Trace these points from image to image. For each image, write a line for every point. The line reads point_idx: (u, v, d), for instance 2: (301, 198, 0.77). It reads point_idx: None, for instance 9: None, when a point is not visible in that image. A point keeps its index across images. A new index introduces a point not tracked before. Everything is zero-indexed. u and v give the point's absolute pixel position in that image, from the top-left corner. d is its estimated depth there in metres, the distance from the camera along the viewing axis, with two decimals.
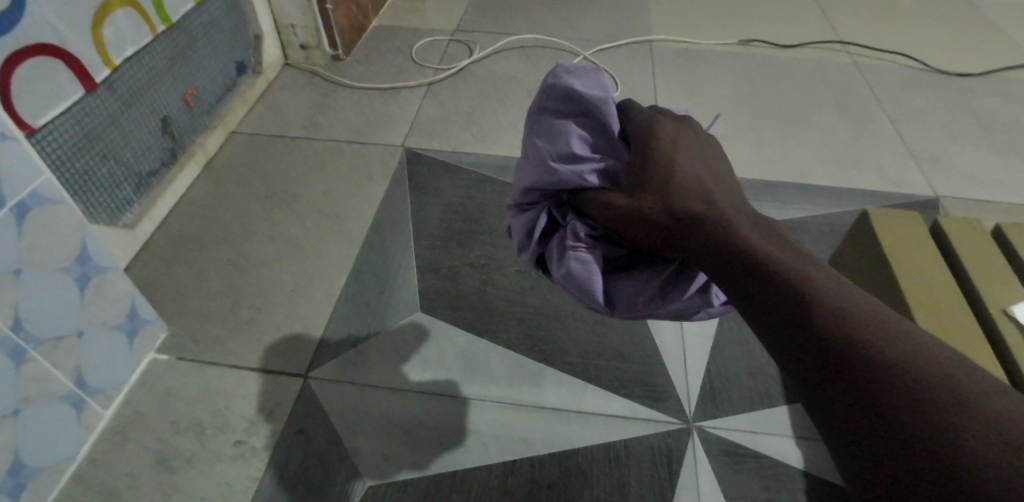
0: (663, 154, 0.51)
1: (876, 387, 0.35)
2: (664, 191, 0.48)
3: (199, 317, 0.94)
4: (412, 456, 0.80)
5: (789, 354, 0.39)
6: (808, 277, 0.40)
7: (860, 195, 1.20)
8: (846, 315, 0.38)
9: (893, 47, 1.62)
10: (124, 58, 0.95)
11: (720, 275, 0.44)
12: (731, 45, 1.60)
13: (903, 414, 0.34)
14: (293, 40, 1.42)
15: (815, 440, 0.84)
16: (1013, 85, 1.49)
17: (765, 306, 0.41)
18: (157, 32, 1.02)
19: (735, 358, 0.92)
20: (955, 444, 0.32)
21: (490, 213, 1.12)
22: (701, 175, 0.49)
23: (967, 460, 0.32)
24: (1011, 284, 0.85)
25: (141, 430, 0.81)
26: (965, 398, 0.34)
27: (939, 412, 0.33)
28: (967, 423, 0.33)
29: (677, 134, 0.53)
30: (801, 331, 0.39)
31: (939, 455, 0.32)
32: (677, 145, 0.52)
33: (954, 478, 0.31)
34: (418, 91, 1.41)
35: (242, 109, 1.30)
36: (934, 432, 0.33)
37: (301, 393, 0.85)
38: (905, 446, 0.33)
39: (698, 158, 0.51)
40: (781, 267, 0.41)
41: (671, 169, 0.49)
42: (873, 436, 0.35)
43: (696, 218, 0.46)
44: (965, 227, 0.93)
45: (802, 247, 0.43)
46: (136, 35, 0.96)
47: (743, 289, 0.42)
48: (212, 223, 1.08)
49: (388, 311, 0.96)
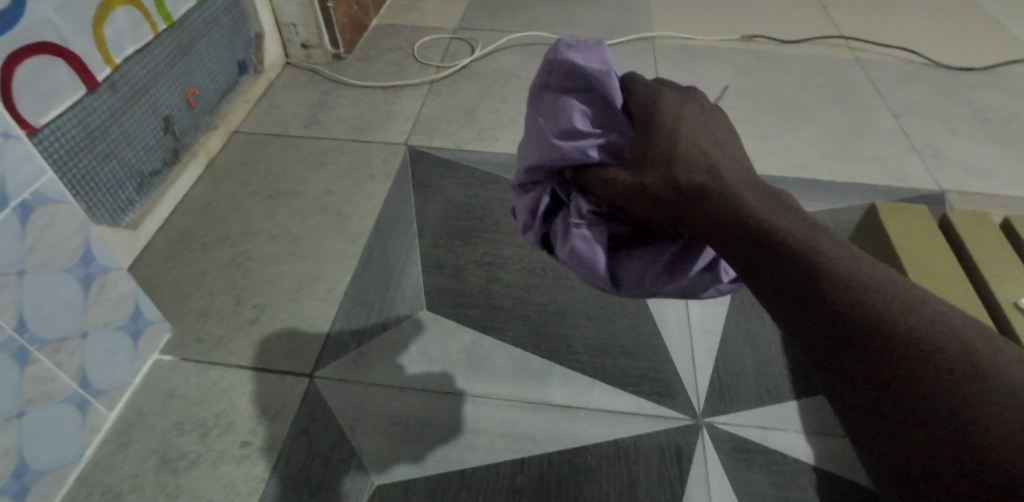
0: (664, 125, 0.49)
1: (894, 357, 0.34)
2: (666, 162, 0.46)
3: (203, 316, 0.94)
4: (418, 454, 0.80)
5: (799, 325, 0.38)
6: (818, 241, 0.38)
7: (864, 189, 1.20)
8: (861, 282, 0.36)
9: (894, 41, 1.61)
10: (125, 57, 0.94)
11: (725, 248, 0.43)
12: (733, 40, 1.60)
13: (923, 387, 0.33)
14: (294, 38, 1.42)
15: (824, 435, 0.84)
16: (1016, 78, 1.49)
17: (774, 277, 0.39)
18: (157, 30, 1.01)
19: (742, 353, 0.91)
20: (978, 415, 0.31)
21: (493, 209, 1.11)
22: (705, 146, 0.47)
23: (991, 432, 0.31)
24: (1021, 276, 0.85)
25: (145, 430, 0.81)
26: (991, 368, 0.32)
27: (956, 382, 0.32)
28: (991, 394, 0.32)
29: (680, 103, 0.51)
30: (811, 298, 0.37)
31: (959, 427, 0.31)
32: (679, 114, 0.50)
33: (975, 451, 0.31)
34: (420, 88, 1.41)
35: (243, 108, 1.30)
36: (954, 402, 0.32)
37: (306, 391, 0.85)
38: (924, 418, 0.32)
39: (700, 127, 0.49)
40: (792, 237, 0.39)
41: (673, 140, 0.47)
42: (885, 405, 0.34)
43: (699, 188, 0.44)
44: (974, 222, 0.93)
45: (813, 216, 0.41)
46: (137, 34, 0.96)
47: (751, 260, 0.40)
48: (214, 222, 1.08)
49: (393, 308, 0.95)
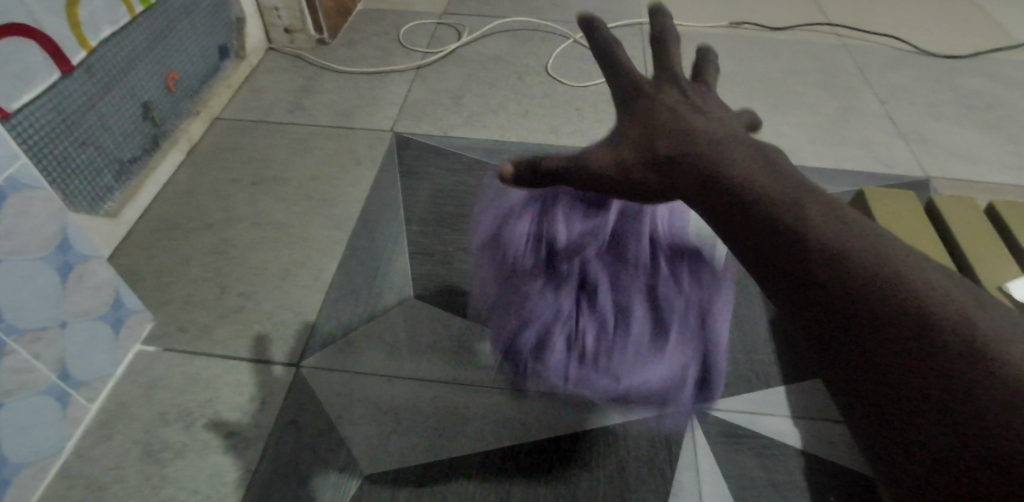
0: (645, 109, 0.54)
1: (881, 323, 0.34)
2: (649, 142, 0.52)
3: (186, 305, 0.92)
4: (408, 442, 0.80)
5: (794, 304, 0.38)
6: (809, 213, 0.39)
7: (850, 175, 1.20)
8: (846, 244, 0.37)
9: (879, 27, 1.62)
10: (100, 39, 0.92)
11: (724, 229, 0.43)
12: (721, 27, 1.60)
13: (917, 354, 0.33)
14: (276, 22, 1.39)
15: (811, 418, 0.85)
16: (1000, 65, 1.51)
17: (767, 255, 0.40)
18: (134, 12, 0.98)
19: (730, 339, 0.92)
20: (974, 380, 0.32)
21: (481, 196, 1.11)
22: (703, 133, 0.49)
23: (988, 397, 0.31)
24: (1003, 257, 0.86)
25: (129, 421, 0.80)
26: (982, 331, 0.33)
27: (953, 363, 0.32)
28: (985, 356, 0.32)
29: (662, 86, 0.56)
30: (796, 268, 0.38)
31: (955, 393, 0.32)
32: (658, 97, 0.55)
33: (976, 419, 0.31)
34: (406, 74, 1.39)
35: (224, 94, 1.27)
36: (949, 368, 0.32)
37: (293, 380, 0.85)
38: (922, 389, 0.33)
39: (681, 104, 0.54)
40: (781, 213, 0.39)
41: (651, 123, 0.53)
42: (882, 387, 0.35)
43: (684, 164, 0.48)
44: (957, 205, 0.95)
45: (811, 185, 0.42)
46: (111, 15, 0.93)
47: (748, 241, 0.41)
48: (196, 210, 1.06)
49: (380, 296, 0.95)
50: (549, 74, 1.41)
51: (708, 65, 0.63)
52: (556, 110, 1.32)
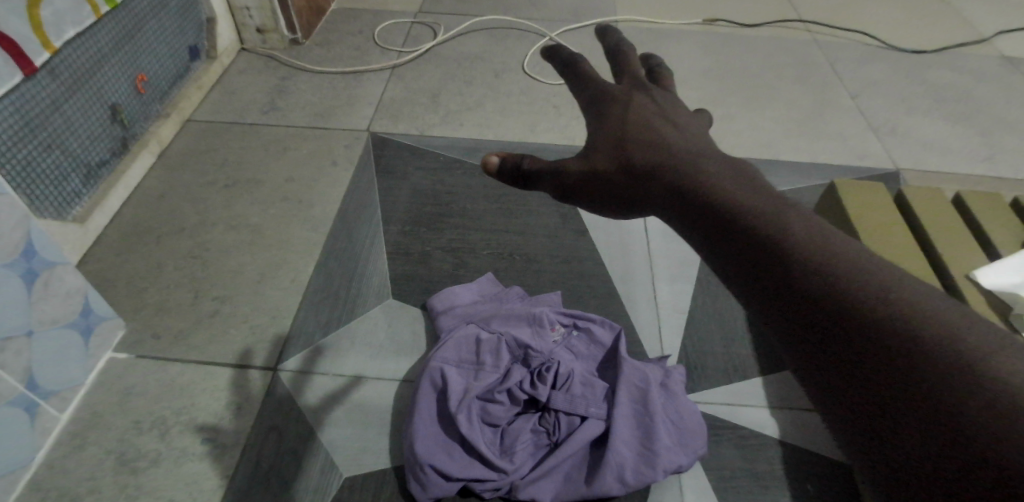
0: (615, 115, 0.53)
1: (867, 337, 0.34)
2: (621, 150, 0.51)
3: (159, 311, 0.90)
4: (390, 444, 0.79)
5: (769, 305, 0.38)
6: (787, 222, 0.39)
7: (823, 168, 1.22)
8: (828, 256, 0.37)
9: (849, 23, 1.65)
10: (65, 41, 0.89)
11: (701, 232, 0.43)
12: (695, 24, 1.61)
13: (904, 368, 0.32)
14: (248, 22, 1.37)
15: (789, 409, 0.86)
16: (965, 60, 1.54)
17: (743, 257, 0.40)
18: (100, 13, 0.96)
19: (710, 332, 0.93)
20: (964, 392, 0.30)
21: (458, 195, 1.11)
22: (679, 141, 0.50)
23: (979, 409, 0.29)
24: (969, 244, 0.89)
25: (102, 431, 0.78)
26: (979, 357, 0.31)
27: (938, 370, 0.31)
28: (980, 371, 0.31)
29: (630, 90, 0.56)
30: (777, 279, 0.38)
31: (944, 404, 0.30)
32: (628, 103, 0.54)
33: (967, 433, 0.29)
34: (382, 73, 1.38)
35: (195, 95, 1.25)
36: (937, 379, 0.31)
37: (270, 385, 0.83)
38: (912, 403, 0.31)
39: (653, 112, 0.53)
40: (756, 218, 0.40)
41: (620, 130, 0.52)
42: (860, 389, 0.33)
43: (658, 176, 0.48)
44: (926, 195, 0.97)
45: (785, 195, 0.42)
46: (76, 15, 0.90)
47: (723, 242, 0.41)
48: (169, 213, 1.04)
49: (359, 297, 0.94)
50: (525, 72, 1.41)
51: (664, 66, 0.61)
52: (533, 108, 1.32)
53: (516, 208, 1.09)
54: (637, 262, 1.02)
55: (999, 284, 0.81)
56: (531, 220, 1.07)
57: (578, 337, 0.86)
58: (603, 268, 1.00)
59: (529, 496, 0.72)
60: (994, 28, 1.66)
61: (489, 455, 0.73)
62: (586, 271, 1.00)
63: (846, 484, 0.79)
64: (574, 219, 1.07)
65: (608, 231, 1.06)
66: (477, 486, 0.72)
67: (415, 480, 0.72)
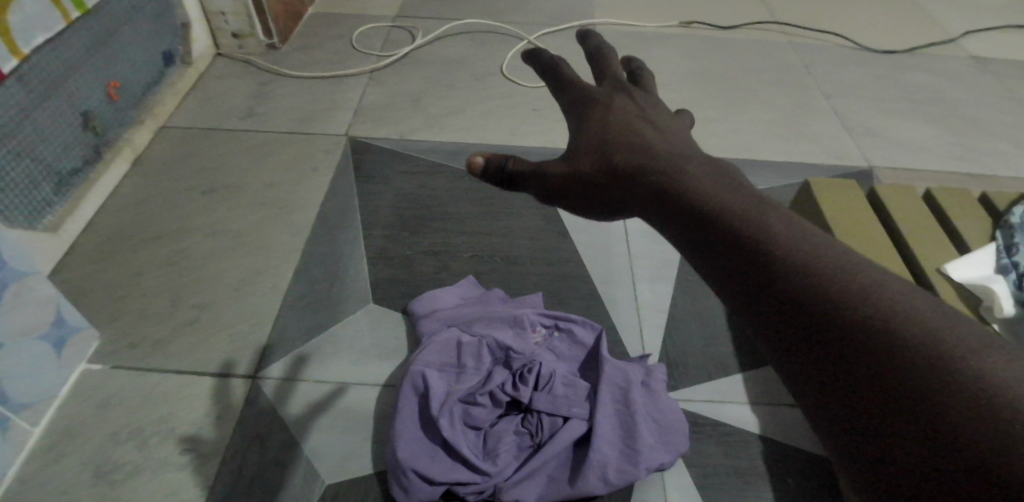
0: (598, 119, 0.54)
1: (847, 334, 0.34)
2: (603, 152, 0.52)
3: (136, 320, 0.89)
4: (373, 450, 0.78)
5: (751, 303, 0.38)
6: (769, 222, 0.40)
7: (800, 167, 1.24)
8: (809, 255, 0.38)
9: (822, 25, 1.68)
10: (34, 47, 0.88)
11: (684, 232, 0.44)
12: (673, 26, 1.63)
13: (883, 364, 0.33)
14: (224, 27, 1.36)
15: (769, 404, 0.87)
16: (935, 60, 1.58)
17: (725, 256, 0.40)
18: (71, 18, 0.95)
19: (691, 330, 0.94)
20: (943, 386, 0.31)
21: (440, 198, 1.10)
22: (661, 143, 0.51)
23: (958, 403, 0.30)
24: (940, 238, 0.91)
25: (77, 444, 0.76)
26: (957, 353, 0.32)
27: (917, 365, 0.32)
28: (958, 366, 0.31)
29: (612, 93, 0.57)
30: (757, 276, 0.38)
31: (922, 394, 0.31)
32: (610, 106, 0.55)
33: (945, 422, 0.30)
34: (361, 77, 1.38)
35: (171, 101, 1.23)
36: (913, 371, 0.32)
37: (251, 393, 0.82)
38: (892, 398, 0.32)
39: (635, 115, 0.54)
40: (738, 218, 0.41)
41: (603, 133, 0.53)
42: (840, 384, 0.34)
43: (641, 178, 0.48)
44: (898, 191, 0.99)
45: (767, 195, 0.43)
46: (46, 21, 0.90)
47: (706, 242, 0.42)
48: (145, 221, 1.02)
49: (340, 302, 0.93)
50: (505, 75, 1.42)
51: (646, 70, 0.62)
52: (514, 111, 1.33)
53: (497, 210, 1.09)
54: (619, 263, 1.03)
55: (967, 278, 0.83)
56: (513, 222, 1.07)
57: (559, 337, 0.86)
58: (585, 269, 1.01)
59: (513, 498, 0.71)
60: (962, 29, 1.71)
61: (472, 457, 0.72)
62: (569, 272, 1.00)
63: (827, 478, 0.80)
64: (556, 221, 1.08)
65: (590, 232, 1.07)
66: (460, 490, 0.72)
67: (398, 485, 0.72)
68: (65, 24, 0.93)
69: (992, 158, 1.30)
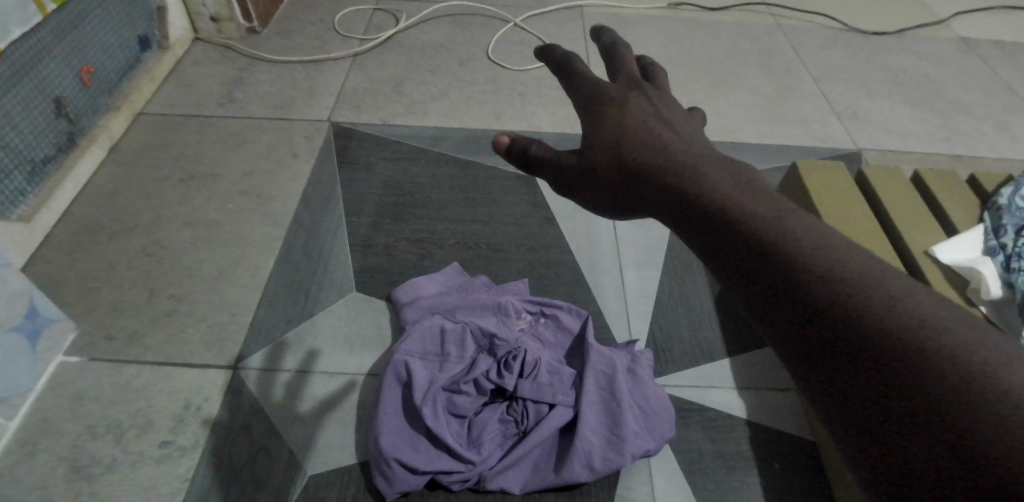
0: (609, 114, 0.53)
1: (857, 333, 0.34)
2: (615, 148, 0.51)
3: (113, 311, 0.88)
4: (356, 440, 0.78)
5: (764, 301, 0.38)
6: (787, 221, 0.39)
7: (785, 150, 1.24)
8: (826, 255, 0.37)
9: (810, 7, 1.67)
10: (10, 41, 0.86)
11: (698, 229, 0.43)
12: (659, 9, 1.62)
13: (891, 362, 0.32)
14: (202, 10, 1.34)
15: (755, 389, 0.87)
16: (922, 42, 1.58)
17: (740, 256, 0.39)
18: (47, 11, 0.94)
19: (677, 315, 0.94)
20: (953, 385, 0.31)
21: (423, 185, 1.09)
22: (673, 140, 0.50)
23: (972, 403, 0.30)
24: (927, 221, 0.91)
25: (54, 438, 0.75)
26: (971, 352, 0.31)
27: (929, 365, 0.31)
28: (971, 365, 0.31)
29: (626, 88, 0.56)
30: (762, 269, 0.38)
31: (924, 388, 0.31)
32: (625, 104, 0.54)
33: (946, 417, 0.30)
34: (343, 62, 1.36)
35: (148, 88, 1.21)
36: (914, 367, 0.32)
37: (231, 384, 0.82)
38: (901, 397, 0.32)
39: (651, 113, 0.53)
40: (752, 216, 0.40)
41: (617, 128, 0.52)
42: (850, 383, 0.33)
43: (654, 175, 0.47)
44: (884, 174, 0.99)
45: (781, 194, 0.43)
46: (22, 15, 0.88)
47: (720, 240, 0.41)
48: (121, 211, 1.01)
49: (323, 291, 0.93)
50: (490, 59, 1.40)
51: (658, 69, 0.61)
52: (498, 95, 1.31)
53: (481, 196, 1.08)
54: (603, 248, 1.02)
55: (954, 260, 0.83)
56: (497, 208, 1.06)
57: (544, 323, 0.86)
58: (569, 254, 1.00)
59: (497, 486, 0.73)
60: (950, 11, 1.70)
61: (457, 447, 0.72)
62: (553, 258, 0.99)
63: (811, 462, 0.81)
64: (540, 206, 1.07)
65: (574, 217, 1.06)
66: (445, 479, 0.72)
67: (381, 476, 0.71)
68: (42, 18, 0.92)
69: (976, 140, 1.31)
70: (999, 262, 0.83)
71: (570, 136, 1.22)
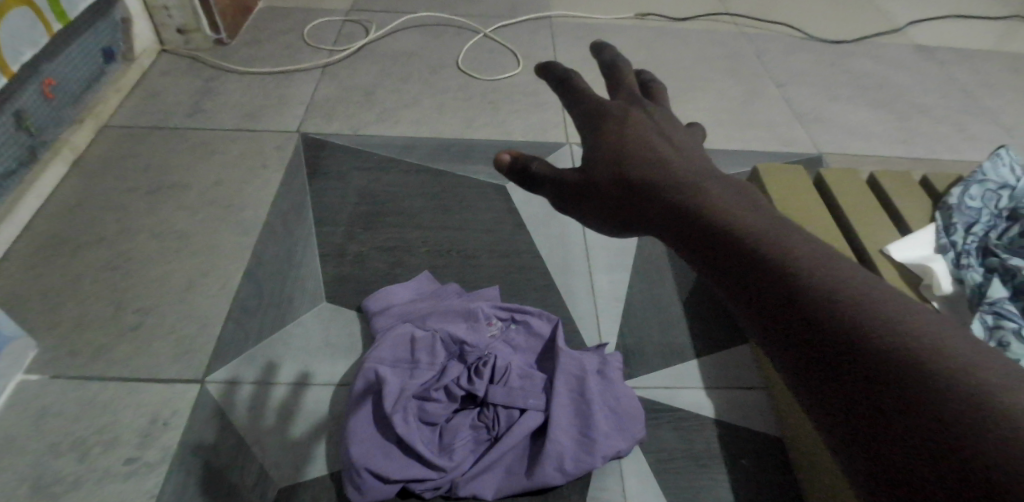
0: (611, 132, 0.53)
1: (846, 340, 0.34)
2: (616, 166, 0.51)
3: (76, 327, 0.86)
4: (325, 450, 0.78)
5: (759, 313, 0.38)
6: (786, 238, 0.40)
7: (752, 154, 1.27)
8: (825, 269, 0.37)
9: (773, 16, 1.72)
10: (21, 62, 0.97)
11: (699, 246, 0.43)
12: (628, 18, 1.64)
13: (879, 368, 0.32)
14: (168, 21, 1.32)
15: (724, 388, 0.89)
16: (880, 49, 1.63)
17: (737, 272, 0.39)
18: (52, 30, 1.04)
19: (647, 318, 0.95)
20: (938, 393, 0.31)
21: (394, 193, 1.09)
22: (672, 159, 0.50)
23: (959, 412, 0.30)
24: (882, 221, 0.94)
25: (12, 457, 0.73)
26: (960, 362, 0.32)
27: (918, 374, 0.32)
28: (957, 374, 0.31)
29: (627, 106, 0.55)
30: (739, 273, 0.39)
31: (903, 393, 0.31)
32: (625, 119, 0.54)
33: (930, 421, 0.30)
34: (313, 72, 1.35)
35: (112, 99, 1.19)
36: (894, 374, 0.32)
37: (198, 397, 0.80)
38: (887, 403, 0.32)
39: (652, 132, 0.53)
40: (755, 235, 0.40)
41: (620, 148, 0.51)
42: (841, 388, 0.33)
43: (653, 194, 0.47)
44: (842, 176, 1.02)
45: (778, 212, 0.43)
46: (32, 36, 0.98)
47: (719, 256, 0.41)
48: (84, 224, 0.98)
49: (292, 301, 0.92)
50: (461, 68, 1.41)
51: (659, 84, 0.61)
52: (469, 103, 1.32)
53: (453, 204, 1.08)
54: (575, 252, 1.03)
55: (908, 258, 0.86)
56: (469, 215, 1.07)
57: (516, 329, 0.86)
58: (541, 260, 1.01)
59: (469, 492, 0.72)
60: (906, 19, 1.76)
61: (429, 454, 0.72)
62: (525, 263, 1.00)
63: (778, 458, 0.83)
64: (512, 212, 1.07)
65: (546, 223, 1.07)
66: (417, 486, 0.71)
67: (352, 484, 0.71)
68: (48, 36, 1.02)
69: (934, 142, 1.35)
70: (951, 260, 0.86)
71: (541, 143, 1.23)
